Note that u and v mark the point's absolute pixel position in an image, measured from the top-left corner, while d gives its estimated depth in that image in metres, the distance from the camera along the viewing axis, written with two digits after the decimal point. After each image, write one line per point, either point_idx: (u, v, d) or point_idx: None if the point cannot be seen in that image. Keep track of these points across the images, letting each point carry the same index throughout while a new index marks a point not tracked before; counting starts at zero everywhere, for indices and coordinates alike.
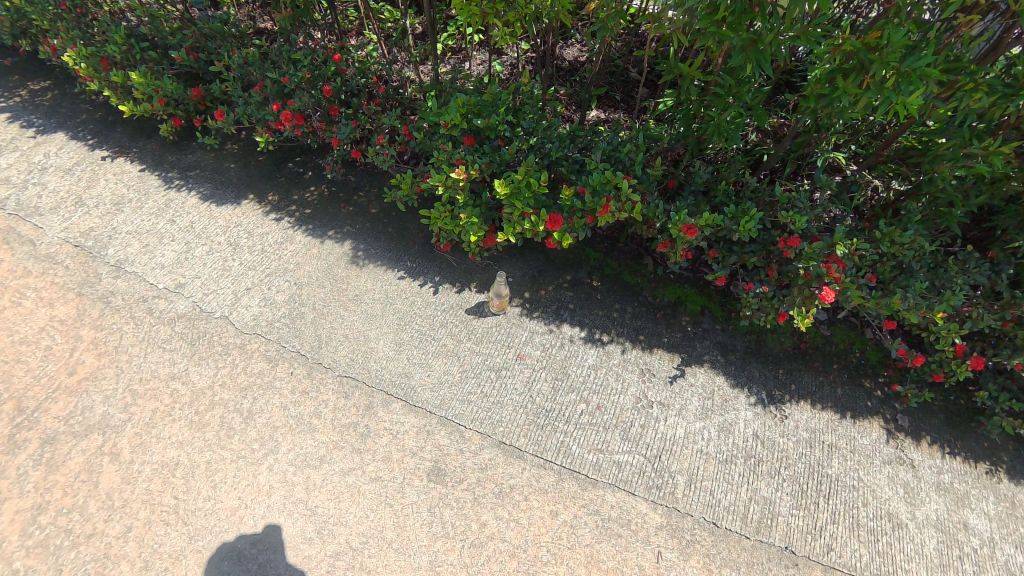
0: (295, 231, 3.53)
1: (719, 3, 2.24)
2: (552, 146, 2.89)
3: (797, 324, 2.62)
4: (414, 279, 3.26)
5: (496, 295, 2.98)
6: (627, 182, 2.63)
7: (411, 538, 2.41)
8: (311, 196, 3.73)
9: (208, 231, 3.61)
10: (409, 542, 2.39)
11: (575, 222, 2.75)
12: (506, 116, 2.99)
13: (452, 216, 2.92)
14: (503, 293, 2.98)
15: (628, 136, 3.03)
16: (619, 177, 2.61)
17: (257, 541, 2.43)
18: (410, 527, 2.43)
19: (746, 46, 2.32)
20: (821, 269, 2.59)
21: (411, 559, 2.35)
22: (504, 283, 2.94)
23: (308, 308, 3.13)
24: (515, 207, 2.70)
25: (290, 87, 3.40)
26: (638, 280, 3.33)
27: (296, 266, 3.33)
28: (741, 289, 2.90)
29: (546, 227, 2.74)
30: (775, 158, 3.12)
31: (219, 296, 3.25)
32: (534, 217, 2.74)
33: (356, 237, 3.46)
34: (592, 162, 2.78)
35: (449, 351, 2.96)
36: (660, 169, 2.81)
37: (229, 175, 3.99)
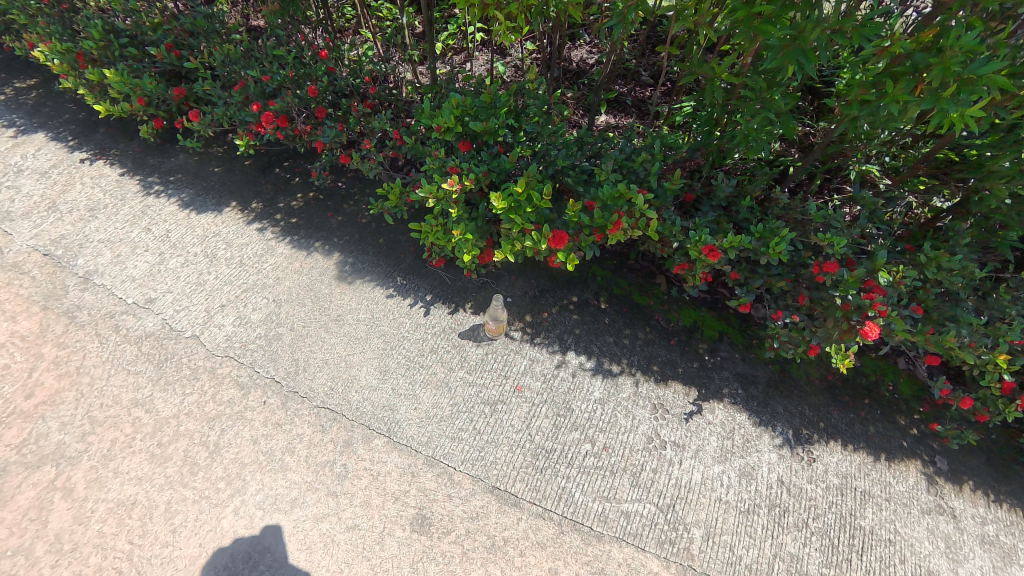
0: (278, 242, 3.24)
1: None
2: (558, 153, 2.58)
3: (835, 364, 2.30)
4: (403, 298, 2.97)
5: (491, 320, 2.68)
6: (643, 197, 2.26)
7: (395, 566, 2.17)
8: (297, 204, 3.45)
9: (185, 241, 3.34)
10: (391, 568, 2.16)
11: (582, 241, 2.42)
12: (506, 119, 2.68)
13: (445, 231, 2.61)
14: (501, 316, 2.68)
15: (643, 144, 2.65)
16: (633, 191, 2.25)
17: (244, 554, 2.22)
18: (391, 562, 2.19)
19: (782, 44, 2.01)
20: (863, 300, 2.26)
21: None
22: (501, 306, 2.64)
23: (286, 328, 2.85)
24: (514, 225, 2.37)
25: (272, 87, 3.10)
26: (650, 302, 3.03)
27: (276, 282, 3.04)
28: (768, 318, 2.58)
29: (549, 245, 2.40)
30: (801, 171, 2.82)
31: (191, 314, 2.97)
32: (536, 235, 2.40)
33: (342, 250, 3.18)
34: (602, 171, 2.47)
35: (439, 382, 2.66)
36: (679, 181, 2.46)
37: (212, 181, 3.73)
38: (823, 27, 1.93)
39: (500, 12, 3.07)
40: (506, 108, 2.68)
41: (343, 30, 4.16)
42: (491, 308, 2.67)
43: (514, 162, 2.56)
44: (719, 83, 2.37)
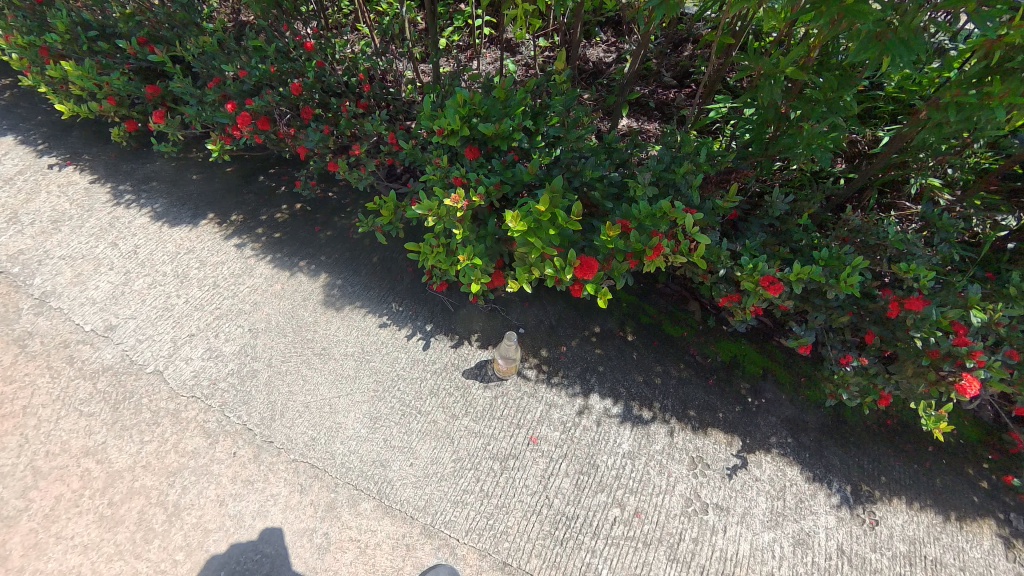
0: (257, 261, 2.80)
1: None
2: (585, 160, 2.13)
3: (929, 428, 1.98)
4: (400, 327, 2.51)
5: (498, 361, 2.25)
6: (692, 218, 1.81)
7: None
8: (282, 216, 3.02)
9: (154, 259, 2.95)
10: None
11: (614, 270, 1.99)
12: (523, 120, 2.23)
13: (449, 252, 2.17)
14: (512, 356, 2.26)
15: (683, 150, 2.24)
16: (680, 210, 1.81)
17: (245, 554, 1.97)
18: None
19: (866, 27, 1.58)
20: (961, 348, 1.84)
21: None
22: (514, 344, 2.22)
23: (262, 364, 2.42)
24: (532, 250, 1.91)
25: (249, 83, 2.64)
26: (683, 333, 2.63)
27: (252, 307, 2.61)
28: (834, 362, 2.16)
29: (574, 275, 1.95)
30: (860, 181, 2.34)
31: (156, 344, 2.58)
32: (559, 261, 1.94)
33: (329, 270, 2.72)
34: (637, 184, 2.03)
35: (440, 431, 2.22)
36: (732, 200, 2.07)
37: (189, 190, 3.34)
38: (921, 4, 1.50)
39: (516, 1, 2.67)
40: (522, 107, 2.24)
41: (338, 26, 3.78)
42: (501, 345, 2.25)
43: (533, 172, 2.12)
44: (782, 78, 1.94)
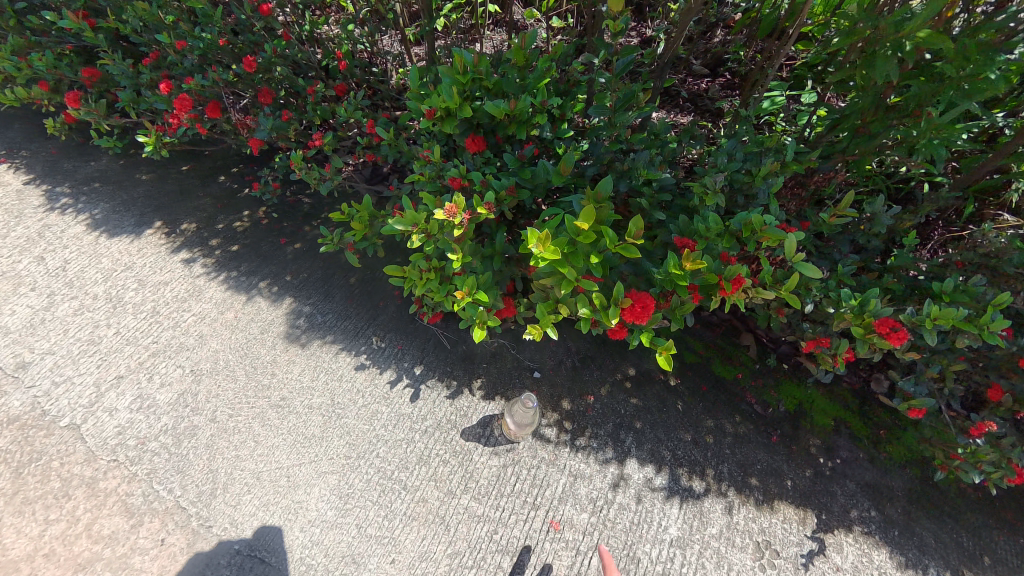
0: (208, 282, 2.28)
1: None
2: (640, 155, 1.44)
3: None
4: (380, 371, 1.96)
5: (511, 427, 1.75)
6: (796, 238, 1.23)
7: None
8: (242, 225, 2.50)
9: (85, 277, 2.41)
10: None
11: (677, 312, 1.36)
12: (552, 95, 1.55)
13: (443, 279, 1.59)
14: (529, 420, 1.76)
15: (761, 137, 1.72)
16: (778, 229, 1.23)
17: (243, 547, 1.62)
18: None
19: None
20: None
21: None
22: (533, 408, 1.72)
23: (205, 418, 1.88)
24: (562, 286, 1.24)
25: (193, 58, 2.05)
26: (736, 375, 2.11)
27: (197, 342, 2.07)
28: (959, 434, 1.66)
29: (623, 318, 1.27)
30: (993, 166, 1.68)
31: (74, 392, 1.99)
32: (600, 300, 1.28)
33: (295, 293, 2.18)
34: (702, 188, 1.45)
35: (431, 516, 1.65)
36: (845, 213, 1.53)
37: (138, 193, 2.80)
38: None
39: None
40: (550, 77, 1.47)
41: None
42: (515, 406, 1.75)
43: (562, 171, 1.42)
44: (903, 48, 1.40)
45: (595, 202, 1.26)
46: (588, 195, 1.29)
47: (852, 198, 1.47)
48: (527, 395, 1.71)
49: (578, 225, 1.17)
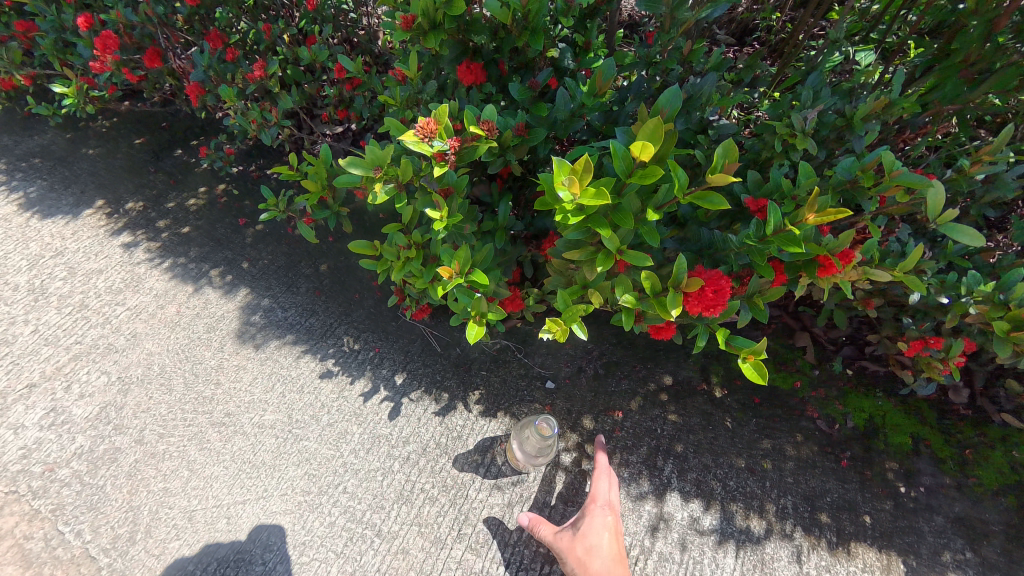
0: (150, 269, 1.88)
1: None
2: (706, 78, 1.01)
3: None
4: (352, 380, 1.57)
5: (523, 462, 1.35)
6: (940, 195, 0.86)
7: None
8: (195, 203, 2.10)
9: (5, 263, 2.01)
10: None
11: (760, 302, 0.97)
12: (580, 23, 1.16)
13: (427, 259, 1.20)
14: (545, 451, 1.37)
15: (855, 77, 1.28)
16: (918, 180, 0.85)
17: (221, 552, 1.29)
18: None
19: None
20: None
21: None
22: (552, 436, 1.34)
23: (128, 439, 1.48)
24: (600, 259, 0.84)
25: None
26: (792, 386, 1.72)
27: (129, 342, 1.68)
28: None
29: (695, 308, 0.87)
30: None
31: None
32: (655, 278, 0.87)
33: (251, 284, 1.79)
34: (787, 130, 1.06)
35: (412, 574, 1.27)
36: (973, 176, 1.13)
37: (81, 169, 2.40)
38: None
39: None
40: None
41: None
42: (529, 434, 1.37)
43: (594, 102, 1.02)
44: None
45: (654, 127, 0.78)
46: (640, 115, 0.80)
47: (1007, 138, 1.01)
48: (545, 418, 1.36)
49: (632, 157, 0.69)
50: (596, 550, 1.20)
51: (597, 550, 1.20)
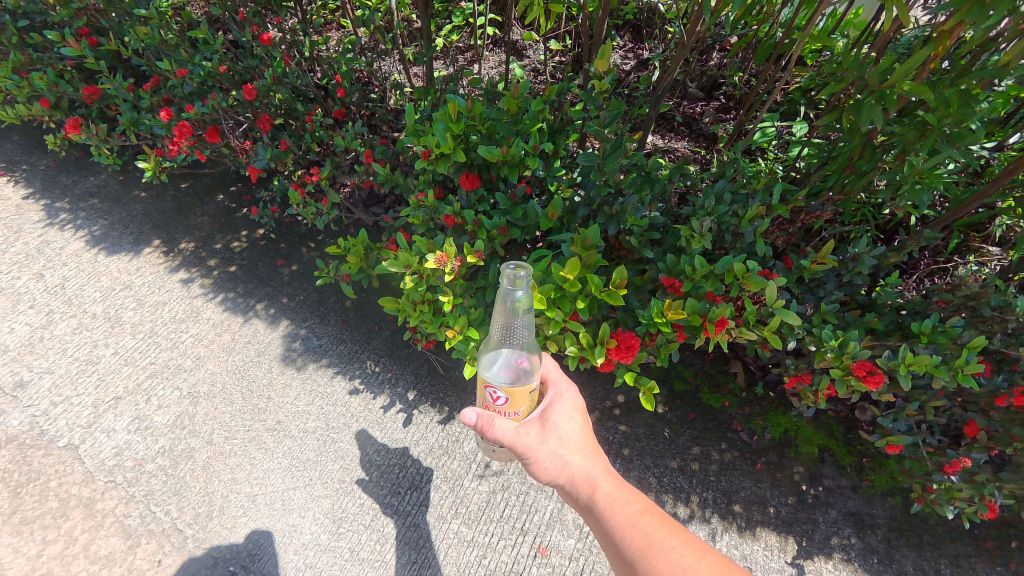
0: (206, 302, 2.34)
1: None
2: (628, 199, 1.48)
3: None
4: (374, 396, 2.03)
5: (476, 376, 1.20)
6: (770, 285, 1.31)
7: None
8: (239, 245, 2.54)
9: (82, 296, 2.45)
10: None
11: (664, 355, 1.45)
12: (542, 142, 1.60)
13: (436, 311, 1.63)
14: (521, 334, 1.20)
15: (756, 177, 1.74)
16: (755, 276, 1.31)
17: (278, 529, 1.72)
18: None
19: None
20: None
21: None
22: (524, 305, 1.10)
23: (201, 441, 1.92)
24: (551, 324, 1.41)
25: (194, 87, 2.16)
26: (724, 404, 2.17)
27: (195, 364, 2.13)
28: (939, 472, 1.70)
29: (611, 358, 1.41)
30: (979, 203, 1.79)
31: (72, 412, 2.04)
32: (588, 336, 1.43)
33: (291, 316, 2.25)
34: (691, 230, 1.51)
35: (422, 542, 1.69)
36: (826, 260, 1.59)
37: (135, 210, 2.84)
38: None
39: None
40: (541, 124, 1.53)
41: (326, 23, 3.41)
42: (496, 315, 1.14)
43: (549, 213, 1.49)
44: (889, 98, 1.48)
45: (583, 250, 1.40)
46: (577, 242, 1.41)
47: (830, 248, 1.58)
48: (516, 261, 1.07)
49: (563, 272, 1.34)
50: (573, 444, 1.21)
51: (573, 445, 1.21)
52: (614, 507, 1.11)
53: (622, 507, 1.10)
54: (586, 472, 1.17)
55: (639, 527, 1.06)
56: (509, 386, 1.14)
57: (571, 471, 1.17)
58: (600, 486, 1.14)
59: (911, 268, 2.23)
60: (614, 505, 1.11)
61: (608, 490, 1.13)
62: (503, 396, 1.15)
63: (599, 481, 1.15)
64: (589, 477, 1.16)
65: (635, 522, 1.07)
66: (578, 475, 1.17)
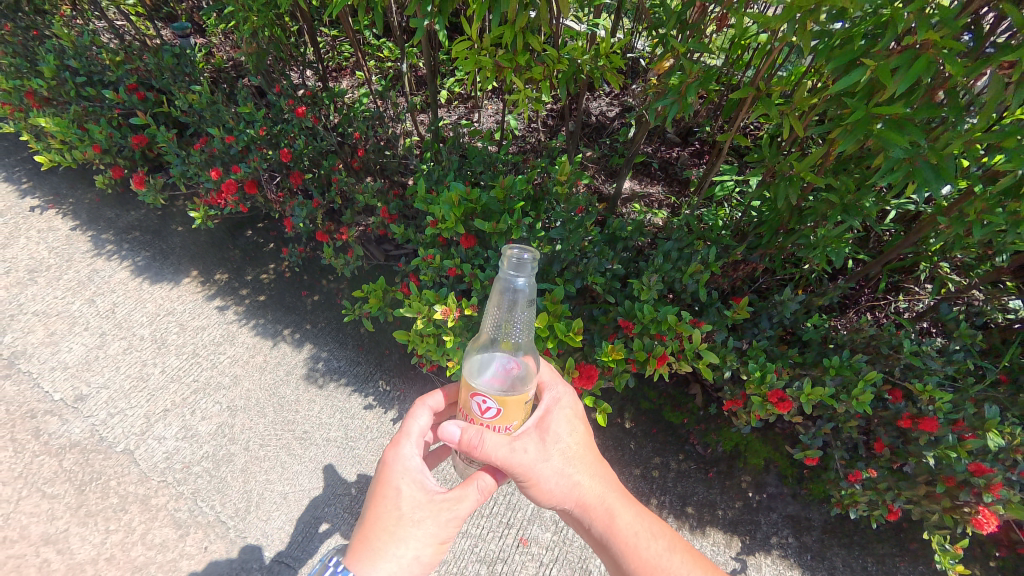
0: (240, 327, 2.72)
1: (865, 97, 1.41)
2: (590, 262, 1.90)
3: (949, 564, 1.87)
4: (385, 410, 2.41)
5: (465, 383, 1.26)
6: (696, 331, 1.72)
7: (421, 434, 1.41)
8: (268, 276, 2.92)
9: (131, 320, 2.82)
10: (399, 441, 1.37)
11: (619, 382, 1.86)
12: (524, 211, 2.01)
13: (439, 344, 2.02)
14: (513, 334, 1.29)
15: (701, 236, 2.13)
16: (685, 322, 1.73)
17: (305, 521, 2.10)
18: (405, 450, 1.36)
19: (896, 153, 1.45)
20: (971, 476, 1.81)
21: (403, 539, 1.25)
22: (524, 299, 1.19)
23: (239, 447, 2.30)
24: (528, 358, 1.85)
25: (237, 148, 2.57)
26: (685, 421, 2.52)
27: (232, 381, 2.51)
28: (845, 479, 2.08)
29: (574, 384, 1.87)
30: (895, 254, 2.19)
31: (127, 421, 2.40)
32: (557, 368, 1.87)
33: (314, 341, 2.64)
34: (640, 285, 1.91)
35: None
36: (747, 306, 1.99)
37: (173, 242, 3.22)
38: (958, 133, 1.37)
39: (519, 79, 2.03)
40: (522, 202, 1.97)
41: (341, 70, 3.80)
42: (491, 306, 1.23)
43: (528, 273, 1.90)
44: (798, 181, 1.87)
45: (551, 304, 1.83)
46: (547, 299, 1.85)
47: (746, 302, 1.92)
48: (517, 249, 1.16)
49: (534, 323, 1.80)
50: (579, 465, 1.38)
51: (579, 469, 1.38)
52: (629, 535, 1.33)
53: (637, 539, 1.33)
54: (601, 501, 1.36)
55: (662, 567, 1.29)
56: (502, 398, 1.22)
57: (583, 497, 1.36)
58: (616, 517, 1.35)
59: (853, 302, 2.57)
60: (630, 536, 1.33)
61: (624, 522, 1.35)
62: (495, 409, 1.24)
63: (614, 512, 1.36)
64: (603, 506, 1.36)
65: (651, 553, 1.31)
66: (593, 503, 1.36)
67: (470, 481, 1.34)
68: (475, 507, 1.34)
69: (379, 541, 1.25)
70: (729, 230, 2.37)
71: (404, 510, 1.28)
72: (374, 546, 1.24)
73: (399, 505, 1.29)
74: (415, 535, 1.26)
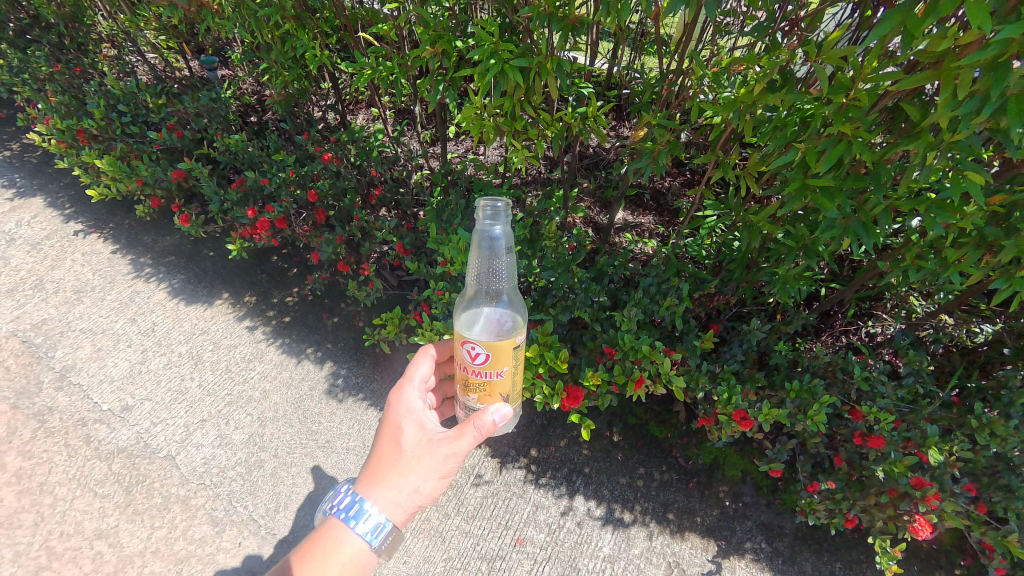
0: (268, 346, 3.03)
1: (802, 169, 1.70)
2: (577, 298, 2.20)
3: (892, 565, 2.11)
4: None
5: (458, 335, 1.47)
6: (667, 359, 1.99)
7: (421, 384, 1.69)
8: (292, 299, 3.23)
9: (169, 338, 3.13)
10: (403, 392, 1.64)
11: (603, 402, 2.14)
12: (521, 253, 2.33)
13: None
14: (496, 282, 1.57)
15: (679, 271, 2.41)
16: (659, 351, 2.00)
17: None
18: (406, 398, 1.64)
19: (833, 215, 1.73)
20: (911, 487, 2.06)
21: (404, 473, 1.53)
22: (501, 246, 1.46)
23: (269, 454, 2.59)
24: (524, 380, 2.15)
25: (270, 189, 2.91)
26: (668, 435, 2.78)
27: (262, 395, 2.81)
28: (805, 489, 2.34)
29: (563, 404, 2.15)
30: (849, 295, 2.48)
31: (168, 429, 2.70)
32: (548, 390, 2.17)
33: (334, 359, 2.93)
34: (622, 317, 2.20)
35: (432, 530, 2.45)
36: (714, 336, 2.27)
37: (205, 266, 3.54)
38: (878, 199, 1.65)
39: (517, 138, 2.34)
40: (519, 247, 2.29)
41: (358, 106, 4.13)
42: (477, 257, 1.50)
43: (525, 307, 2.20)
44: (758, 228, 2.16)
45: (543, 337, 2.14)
46: (541, 332, 2.16)
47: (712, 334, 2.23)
48: (486, 205, 1.40)
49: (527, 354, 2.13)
50: None
51: None
52: None
53: None
54: None
55: None
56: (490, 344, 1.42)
57: None
58: None
59: (826, 326, 2.82)
60: None
61: None
62: (484, 353, 1.44)
63: None
64: None
65: None
66: None
67: (468, 421, 1.51)
68: (473, 444, 1.52)
69: (387, 473, 1.54)
70: (706, 264, 2.64)
71: (406, 447, 1.56)
72: (381, 476, 1.53)
73: (402, 443, 1.57)
74: (415, 468, 1.54)
